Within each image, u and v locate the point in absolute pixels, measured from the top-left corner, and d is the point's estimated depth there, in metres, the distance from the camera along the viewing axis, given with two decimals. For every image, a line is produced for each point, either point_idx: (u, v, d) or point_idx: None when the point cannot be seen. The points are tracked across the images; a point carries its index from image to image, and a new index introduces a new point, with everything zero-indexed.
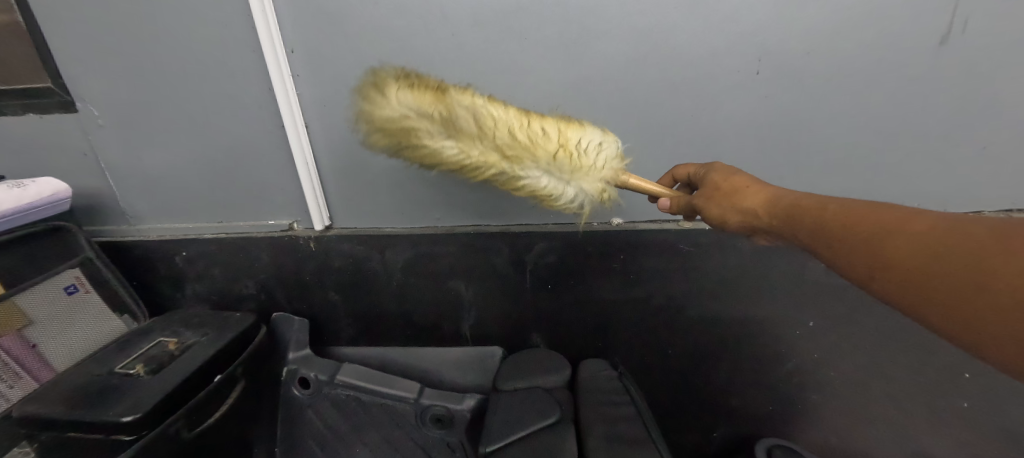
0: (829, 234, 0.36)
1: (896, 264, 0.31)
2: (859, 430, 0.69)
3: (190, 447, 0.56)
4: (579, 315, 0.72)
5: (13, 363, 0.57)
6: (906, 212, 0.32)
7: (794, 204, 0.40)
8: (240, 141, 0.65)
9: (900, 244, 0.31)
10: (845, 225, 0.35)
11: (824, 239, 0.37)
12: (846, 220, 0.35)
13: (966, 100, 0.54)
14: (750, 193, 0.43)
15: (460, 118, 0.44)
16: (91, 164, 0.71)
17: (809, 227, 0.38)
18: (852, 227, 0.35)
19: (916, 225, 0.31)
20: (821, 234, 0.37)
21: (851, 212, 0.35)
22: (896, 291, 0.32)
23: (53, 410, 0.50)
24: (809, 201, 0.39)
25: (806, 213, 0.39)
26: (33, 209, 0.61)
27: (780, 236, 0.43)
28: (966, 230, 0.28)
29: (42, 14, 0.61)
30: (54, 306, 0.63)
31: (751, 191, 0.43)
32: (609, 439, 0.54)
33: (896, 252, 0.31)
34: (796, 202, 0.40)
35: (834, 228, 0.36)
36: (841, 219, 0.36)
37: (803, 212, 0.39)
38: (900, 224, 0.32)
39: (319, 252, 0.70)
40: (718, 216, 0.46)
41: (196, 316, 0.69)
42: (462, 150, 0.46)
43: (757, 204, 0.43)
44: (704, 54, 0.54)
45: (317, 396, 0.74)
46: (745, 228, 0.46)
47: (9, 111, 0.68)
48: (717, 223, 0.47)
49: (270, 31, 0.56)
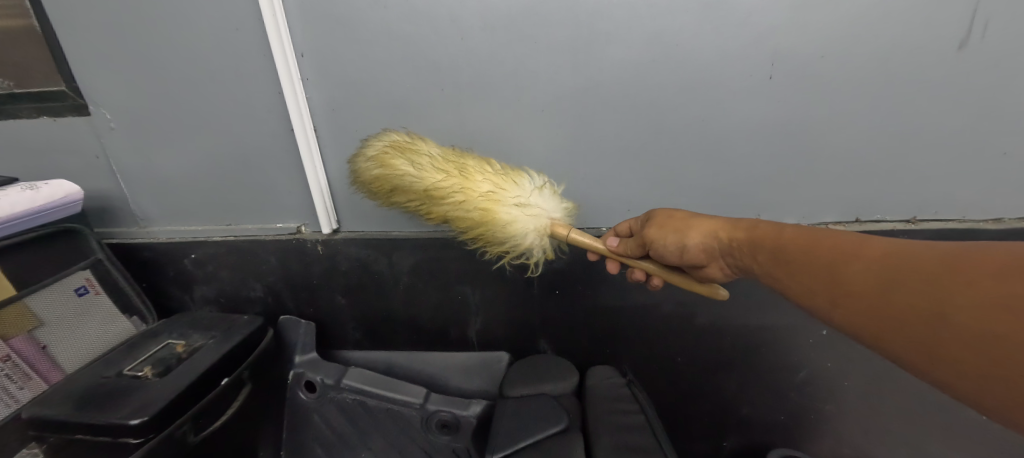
0: (789, 258, 0.39)
1: (856, 289, 0.33)
2: (874, 443, 0.67)
3: (196, 451, 0.56)
4: (586, 322, 0.71)
5: (24, 364, 0.57)
6: (857, 239, 0.35)
7: (754, 228, 0.44)
8: (249, 144, 0.65)
9: (857, 268, 0.33)
10: (805, 250, 0.38)
11: (786, 262, 0.39)
12: (803, 245, 0.38)
13: (987, 105, 0.53)
14: (698, 223, 0.48)
15: (425, 152, 0.55)
16: (102, 166, 0.72)
17: (767, 251, 0.41)
18: (810, 252, 0.37)
19: (870, 250, 0.33)
20: (781, 258, 0.39)
21: (807, 239, 0.38)
22: (856, 317, 0.33)
23: (62, 411, 0.50)
24: (766, 226, 0.43)
25: (766, 237, 0.42)
26: (47, 211, 0.62)
27: (741, 260, 0.45)
28: (916, 254, 0.30)
29: (57, 20, 0.62)
30: (64, 307, 0.63)
31: (700, 223, 0.48)
32: (618, 448, 0.53)
33: (854, 276, 0.33)
34: (754, 226, 0.44)
35: (794, 253, 0.38)
36: (797, 245, 0.38)
37: (764, 236, 0.42)
38: (856, 250, 0.34)
39: (327, 256, 0.70)
40: (672, 244, 0.48)
41: (203, 319, 0.69)
42: (423, 178, 0.54)
43: (712, 228, 0.47)
44: (714, 59, 0.54)
45: (322, 400, 0.73)
46: (705, 253, 0.48)
47: (23, 114, 0.69)
48: (673, 253, 0.49)
49: (281, 34, 0.56)
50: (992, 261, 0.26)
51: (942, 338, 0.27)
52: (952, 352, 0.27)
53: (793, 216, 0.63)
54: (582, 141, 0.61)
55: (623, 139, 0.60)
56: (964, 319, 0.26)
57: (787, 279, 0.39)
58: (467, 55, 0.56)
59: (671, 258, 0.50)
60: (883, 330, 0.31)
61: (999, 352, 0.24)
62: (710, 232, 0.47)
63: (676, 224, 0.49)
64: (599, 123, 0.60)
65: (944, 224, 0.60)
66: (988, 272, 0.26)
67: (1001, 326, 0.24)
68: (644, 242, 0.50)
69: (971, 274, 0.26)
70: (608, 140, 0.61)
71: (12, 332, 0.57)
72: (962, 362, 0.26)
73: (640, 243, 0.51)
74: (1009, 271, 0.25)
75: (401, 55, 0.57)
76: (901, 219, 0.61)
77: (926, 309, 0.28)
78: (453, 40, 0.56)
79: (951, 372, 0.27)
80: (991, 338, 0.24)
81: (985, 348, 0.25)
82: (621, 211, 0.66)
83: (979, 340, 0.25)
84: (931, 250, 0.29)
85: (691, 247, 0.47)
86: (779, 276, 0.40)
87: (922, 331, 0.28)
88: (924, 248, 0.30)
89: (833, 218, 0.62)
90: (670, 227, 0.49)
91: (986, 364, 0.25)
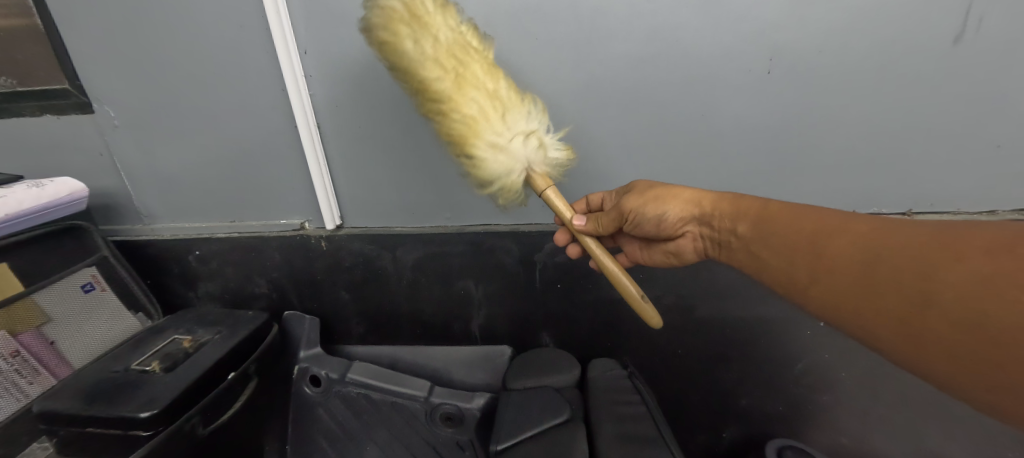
0: (774, 231, 0.42)
1: (842, 263, 0.36)
2: (870, 432, 0.68)
3: (205, 444, 0.57)
4: (587, 314, 0.72)
5: (32, 359, 0.58)
6: (843, 219, 0.38)
7: (736, 200, 0.48)
8: (253, 141, 0.66)
9: (847, 244, 0.36)
10: (791, 223, 0.41)
11: (769, 233, 0.43)
12: (790, 221, 0.41)
13: (981, 100, 0.54)
14: (677, 195, 0.52)
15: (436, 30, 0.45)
16: (106, 164, 0.72)
17: (751, 220, 0.45)
18: (795, 226, 0.40)
19: (859, 227, 0.36)
20: (764, 228, 0.43)
21: (794, 215, 0.41)
22: (837, 289, 0.36)
23: (72, 405, 0.51)
24: (749, 201, 0.46)
25: (749, 208, 0.46)
26: (52, 208, 0.63)
27: (715, 228, 0.49)
28: (904, 231, 0.33)
29: (61, 18, 0.63)
30: (70, 304, 0.64)
31: (678, 194, 0.52)
32: (620, 437, 0.54)
33: (841, 251, 0.36)
34: (737, 201, 0.47)
35: (779, 226, 0.42)
36: (783, 219, 0.42)
37: (746, 207, 0.46)
38: (845, 226, 0.37)
39: (330, 252, 0.71)
40: (653, 213, 0.51)
41: (209, 314, 0.70)
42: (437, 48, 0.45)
43: (689, 202, 0.51)
44: (713, 54, 0.55)
45: (327, 394, 0.74)
46: (682, 221, 0.52)
47: (26, 112, 0.69)
48: (650, 224, 0.52)
49: (284, 32, 0.57)
50: (978, 240, 0.29)
51: (921, 311, 0.30)
52: (927, 323, 0.30)
53: None
54: (583, 136, 0.62)
55: (624, 134, 0.61)
56: (948, 292, 0.29)
57: (765, 249, 0.43)
58: None
59: (649, 228, 0.54)
60: (863, 302, 0.34)
61: (976, 322, 0.27)
62: (691, 200, 0.51)
63: (659, 194, 0.52)
64: (600, 118, 0.60)
65: (940, 216, 0.60)
66: (974, 250, 0.29)
67: (982, 299, 0.27)
68: (623, 214, 0.52)
69: (959, 251, 0.29)
70: (608, 134, 0.61)
71: (21, 328, 0.58)
72: (938, 333, 0.30)
73: (618, 216, 0.52)
74: (995, 250, 0.28)
75: None
76: (897, 212, 0.61)
77: (909, 285, 0.31)
78: None
79: (922, 341, 0.31)
80: (970, 309, 0.28)
81: (964, 318, 0.28)
82: None
83: (962, 311, 0.28)
84: (919, 228, 0.33)
85: (668, 216, 0.51)
86: (757, 246, 0.44)
87: (900, 304, 0.32)
88: (912, 227, 0.33)
89: (830, 211, 0.63)
90: (654, 197, 0.52)
91: (961, 334, 0.28)
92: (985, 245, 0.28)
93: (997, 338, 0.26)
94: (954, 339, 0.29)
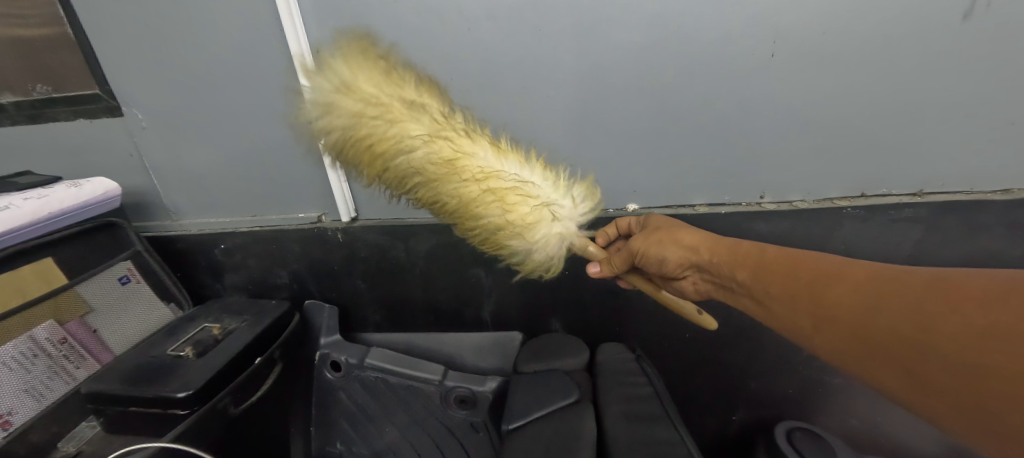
0: (774, 276, 0.41)
1: (840, 312, 0.34)
2: (881, 413, 0.69)
3: (236, 423, 0.61)
4: (596, 300, 0.73)
5: (77, 345, 0.62)
6: (841, 263, 0.36)
7: (735, 247, 0.47)
8: (271, 138, 0.69)
9: (843, 292, 0.34)
10: (789, 268, 0.40)
11: (768, 278, 0.42)
12: (786, 263, 0.41)
13: (993, 75, 0.53)
14: (689, 233, 0.52)
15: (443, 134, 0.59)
16: (136, 164, 0.76)
17: (748, 267, 0.44)
18: (796, 273, 0.39)
19: (856, 273, 0.34)
20: (764, 276, 0.42)
21: (789, 256, 0.41)
22: (839, 339, 0.34)
23: (116, 387, 0.55)
24: (747, 246, 0.46)
25: (747, 254, 0.45)
26: (89, 207, 0.67)
27: (717, 273, 0.48)
28: (900, 277, 0.31)
29: (89, 27, 0.66)
30: (110, 295, 0.68)
31: (690, 233, 0.52)
32: (626, 416, 0.55)
33: (840, 297, 0.34)
34: (735, 247, 0.47)
35: (777, 273, 0.41)
36: (780, 262, 0.41)
37: (746, 253, 0.45)
38: (844, 272, 0.35)
39: (346, 243, 0.74)
40: (655, 256, 0.52)
41: (235, 304, 0.74)
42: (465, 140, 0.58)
43: (698, 242, 0.50)
44: (717, 40, 0.55)
45: (348, 378, 0.77)
46: (682, 266, 0.51)
47: (62, 117, 0.74)
48: (655, 263, 0.53)
49: (297, 32, 0.59)
50: (976, 285, 0.27)
51: (925, 364, 0.28)
52: (929, 374, 0.28)
53: (798, 192, 0.64)
54: (587, 125, 0.63)
55: (628, 123, 0.62)
56: (945, 345, 0.27)
57: (768, 296, 0.41)
58: (475, 45, 0.58)
59: (652, 268, 0.54)
60: (866, 353, 0.33)
61: (978, 380, 0.25)
62: (691, 245, 0.51)
63: (660, 236, 0.53)
64: (604, 107, 0.61)
65: (952, 195, 0.59)
66: (970, 299, 0.26)
67: (980, 355, 0.25)
68: (631, 254, 0.54)
69: (955, 299, 0.27)
70: (613, 124, 0.63)
71: (67, 316, 0.62)
72: (948, 391, 0.27)
73: (628, 256, 0.54)
74: (989, 301, 0.26)
75: (412, 47, 0.59)
76: (907, 192, 0.61)
77: (908, 337, 0.29)
78: (462, 30, 0.58)
79: (929, 394, 0.29)
80: (970, 363, 0.26)
81: (967, 374, 0.26)
82: (627, 193, 0.68)
83: (963, 366, 0.26)
84: (915, 275, 0.31)
85: (669, 260, 0.51)
86: (760, 293, 0.42)
87: (903, 357, 0.30)
88: (912, 273, 0.31)
89: (838, 193, 0.63)
90: (656, 238, 0.53)
91: (967, 393, 0.26)
92: (980, 293, 0.26)
93: (991, 394, 0.25)
94: (960, 397, 0.27)
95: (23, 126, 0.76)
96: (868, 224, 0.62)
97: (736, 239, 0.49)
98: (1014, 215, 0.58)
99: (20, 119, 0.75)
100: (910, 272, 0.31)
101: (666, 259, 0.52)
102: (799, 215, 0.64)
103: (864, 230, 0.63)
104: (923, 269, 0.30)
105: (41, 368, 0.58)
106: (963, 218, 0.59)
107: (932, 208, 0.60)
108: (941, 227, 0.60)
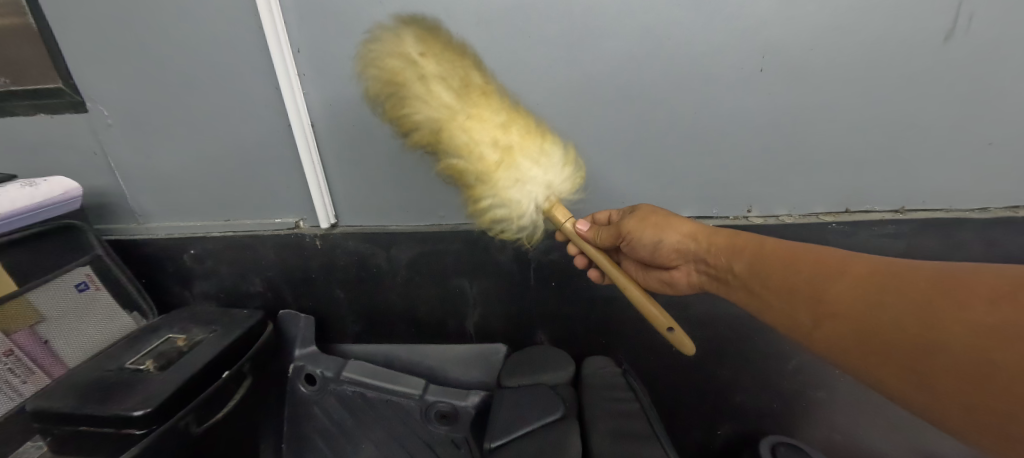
0: (770, 269, 0.41)
1: (842, 308, 0.34)
2: (864, 428, 0.68)
3: (199, 443, 0.57)
4: (582, 313, 0.72)
5: (26, 358, 0.58)
6: (842, 258, 0.37)
7: (733, 238, 0.47)
8: (247, 140, 0.66)
9: (844, 287, 0.35)
10: (790, 260, 0.40)
11: (767, 270, 0.42)
12: (782, 255, 0.41)
13: (971, 98, 0.54)
14: (686, 222, 0.52)
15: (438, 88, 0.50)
16: (100, 163, 0.72)
17: (746, 257, 0.44)
18: (795, 266, 0.39)
19: (859, 268, 0.35)
20: (762, 267, 0.42)
21: (782, 249, 0.42)
22: (841, 336, 0.34)
23: (66, 404, 0.51)
24: (745, 239, 0.46)
25: (746, 245, 0.45)
26: (45, 208, 0.62)
27: (713, 264, 0.48)
28: (903, 272, 0.32)
29: (53, 17, 0.63)
30: (64, 303, 0.64)
31: (686, 221, 0.52)
32: (612, 434, 0.54)
33: (840, 294, 0.35)
34: (735, 238, 0.47)
35: (777, 267, 0.41)
36: (777, 256, 0.42)
37: (744, 245, 0.45)
38: (845, 268, 0.36)
39: (325, 250, 0.71)
40: (650, 239, 0.52)
41: (204, 313, 0.70)
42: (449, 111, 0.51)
43: (695, 230, 0.50)
44: (706, 53, 0.55)
45: (322, 393, 0.74)
46: (677, 253, 0.51)
47: (20, 111, 0.69)
48: (650, 246, 0.52)
49: (277, 30, 0.57)
50: (985, 282, 0.27)
51: (929, 361, 0.28)
52: (931, 374, 0.28)
53: (784, 207, 0.64)
54: (576, 134, 0.62)
55: (618, 133, 0.61)
56: (950, 341, 0.27)
57: (765, 289, 0.42)
58: None
59: (644, 252, 0.53)
60: (866, 350, 0.32)
61: (986, 376, 0.25)
62: (688, 234, 0.51)
63: (657, 221, 0.52)
64: (595, 117, 0.60)
65: (933, 213, 0.60)
66: (978, 296, 0.27)
67: (988, 351, 0.25)
68: (621, 232, 0.53)
69: (963, 296, 0.27)
70: (603, 132, 0.62)
71: (15, 327, 0.58)
72: (952, 390, 0.27)
73: (617, 232, 0.53)
74: (999, 297, 0.26)
75: None
76: (889, 209, 0.61)
77: (911, 334, 0.29)
78: (449, 35, 0.56)
79: (930, 393, 0.29)
80: (975, 362, 0.26)
81: (972, 368, 0.26)
82: (616, 204, 0.67)
83: (967, 363, 0.26)
84: (919, 271, 0.31)
85: (665, 244, 0.51)
86: (757, 284, 0.43)
87: (904, 353, 0.30)
88: (916, 269, 0.31)
89: (824, 208, 0.63)
90: (653, 222, 0.52)
91: (969, 392, 0.26)
92: (988, 290, 0.26)
93: (996, 390, 0.24)
94: (965, 395, 0.26)
95: None
96: (852, 239, 0.62)
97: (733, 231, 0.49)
98: (991, 233, 0.59)
99: None
100: (914, 267, 0.32)
101: (663, 243, 0.51)
102: (785, 229, 0.63)
103: (848, 246, 0.63)
104: (927, 266, 0.31)
105: None
106: (942, 236, 0.60)
107: (913, 226, 0.60)
108: (921, 243, 0.61)
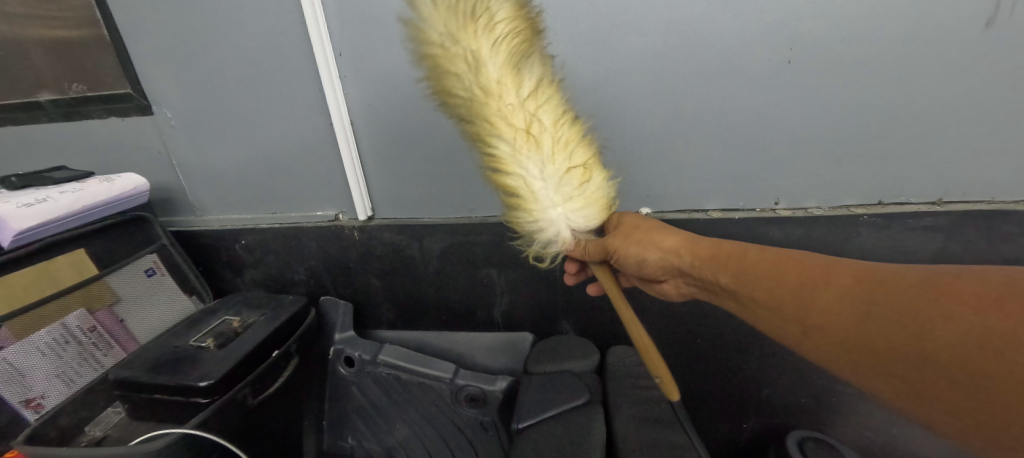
0: (756, 281, 0.41)
1: (831, 317, 0.34)
2: (900, 427, 0.67)
3: (253, 414, 0.62)
4: (608, 301, 0.74)
5: (106, 333, 0.65)
6: (829, 266, 0.37)
7: (715, 246, 0.47)
8: (293, 139, 0.71)
9: (830, 294, 0.35)
10: (775, 271, 0.40)
11: (752, 285, 0.41)
12: (769, 266, 0.40)
13: (1015, 86, 0.52)
14: (664, 235, 0.51)
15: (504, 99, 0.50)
16: (164, 161, 0.79)
17: (731, 271, 0.43)
18: (780, 277, 0.39)
19: (843, 276, 0.35)
20: (746, 278, 0.42)
21: (770, 259, 0.41)
22: (829, 345, 0.35)
23: (141, 375, 0.57)
24: (727, 247, 0.45)
25: (729, 257, 0.44)
26: (122, 201, 0.71)
27: (699, 276, 0.48)
28: (885, 281, 0.32)
29: (126, 30, 0.70)
30: (137, 286, 0.71)
31: (665, 234, 0.51)
32: (637, 420, 0.56)
33: (828, 301, 0.35)
34: (715, 248, 0.46)
35: (763, 277, 0.40)
36: (764, 265, 0.41)
37: (727, 256, 0.45)
38: (829, 277, 0.36)
39: (362, 240, 0.75)
40: (634, 256, 0.51)
41: (255, 298, 0.76)
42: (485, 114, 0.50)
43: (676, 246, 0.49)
44: (734, 44, 0.55)
45: (360, 374, 0.78)
46: (663, 268, 0.51)
47: (95, 115, 0.77)
48: (634, 263, 0.52)
49: (322, 36, 0.61)
50: (971, 288, 0.28)
51: (922, 370, 0.29)
52: (928, 386, 0.29)
53: (813, 199, 0.63)
54: (601, 129, 0.64)
55: (642, 128, 0.63)
56: (945, 351, 0.28)
57: (753, 301, 0.41)
58: None
59: (631, 267, 0.53)
60: (858, 361, 0.33)
61: (980, 387, 0.26)
62: (672, 247, 0.50)
63: (639, 236, 0.51)
64: (618, 112, 0.62)
65: (974, 205, 0.58)
66: (965, 304, 0.28)
67: (985, 360, 0.26)
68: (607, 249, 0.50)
69: (951, 304, 0.28)
70: (630, 126, 0.63)
71: (97, 306, 0.65)
72: (945, 399, 0.28)
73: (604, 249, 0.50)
74: (986, 306, 0.27)
75: None
76: (926, 202, 0.60)
77: (904, 346, 0.30)
78: None
79: (926, 404, 0.30)
80: (970, 372, 0.27)
81: (967, 376, 0.27)
82: (641, 197, 0.68)
83: (960, 373, 0.27)
84: (903, 276, 0.32)
85: (649, 261, 0.50)
86: (743, 299, 0.42)
87: (899, 365, 0.30)
88: (899, 275, 0.32)
89: (854, 201, 0.62)
90: (636, 238, 0.50)
91: (965, 404, 0.27)
92: (977, 298, 0.27)
93: (996, 401, 0.26)
94: (960, 401, 0.27)
95: (58, 123, 0.79)
96: (885, 232, 0.61)
97: (714, 238, 0.48)
98: None
99: (57, 117, 0.79)
100: (898, 273, 0.32)
101: (646, 260, 0.51)
102: (814, 222, 0.63)
103: (880, 239, 0.61)
104: (908, 271, 0.32)
105: (72, 355, 0.61)
106: (985, 231, 0.58)
107: (952, 218, 0.58)
108: (962, 238, 0.59)
